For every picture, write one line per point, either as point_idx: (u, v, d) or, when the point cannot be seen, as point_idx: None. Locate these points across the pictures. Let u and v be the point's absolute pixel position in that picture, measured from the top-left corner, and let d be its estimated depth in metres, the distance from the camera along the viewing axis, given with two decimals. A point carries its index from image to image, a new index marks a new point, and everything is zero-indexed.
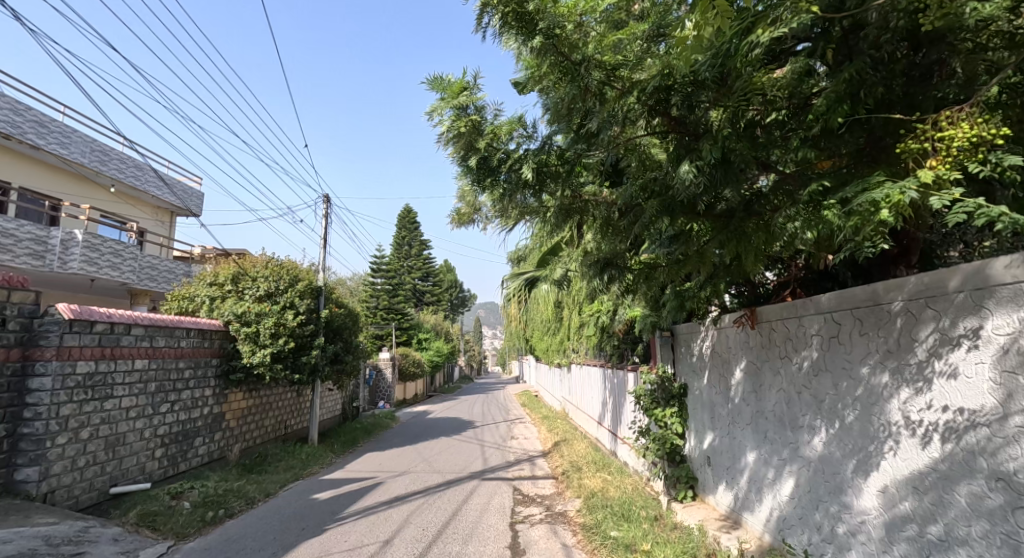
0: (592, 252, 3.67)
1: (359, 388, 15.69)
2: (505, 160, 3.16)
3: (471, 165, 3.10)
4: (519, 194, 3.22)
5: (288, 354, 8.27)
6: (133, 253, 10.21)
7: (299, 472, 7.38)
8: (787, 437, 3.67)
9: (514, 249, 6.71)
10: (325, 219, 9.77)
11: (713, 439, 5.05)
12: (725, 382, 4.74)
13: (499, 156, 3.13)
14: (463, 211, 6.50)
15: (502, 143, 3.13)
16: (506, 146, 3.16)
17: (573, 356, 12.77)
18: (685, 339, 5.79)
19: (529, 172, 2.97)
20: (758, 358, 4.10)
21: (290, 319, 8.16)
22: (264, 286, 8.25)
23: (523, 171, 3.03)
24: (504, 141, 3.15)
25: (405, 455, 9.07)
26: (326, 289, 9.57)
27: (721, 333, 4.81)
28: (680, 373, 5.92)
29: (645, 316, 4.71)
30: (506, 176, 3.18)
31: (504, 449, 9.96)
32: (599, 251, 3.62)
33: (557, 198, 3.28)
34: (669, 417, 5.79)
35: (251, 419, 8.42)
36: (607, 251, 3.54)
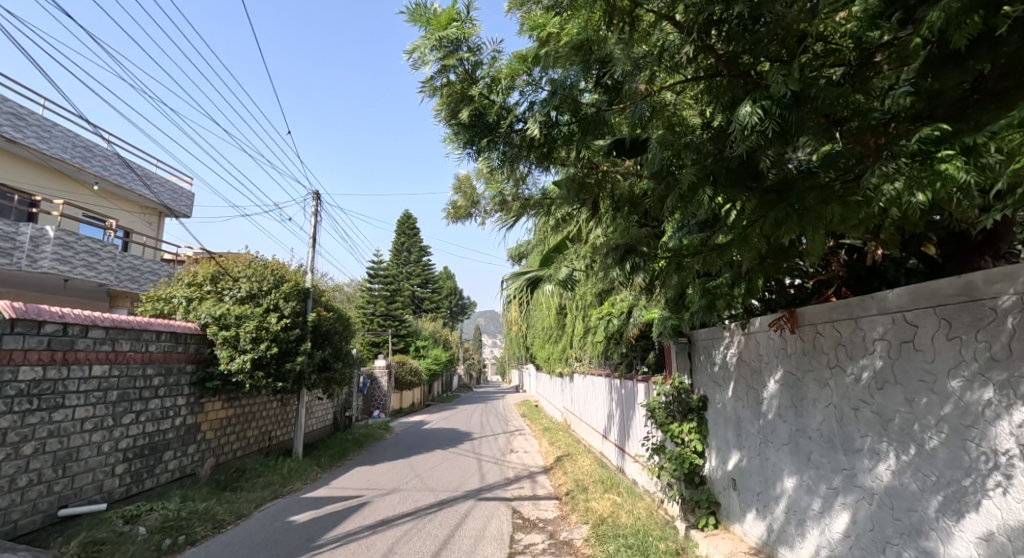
0: (608, 242, 3.11)
1: (354, 397, 15.11)
2: (505, 117, 2.63)
3: (464, 119, 2.58)
4: (523, 159, 2.68)
5: (271, 361, 7.68)
6: (112, 252, 9.67)
7: (279, 489, 6.76)
8: (838, 463, 3.08)
9: (515, 244, 6.04)
10: (315, 216, 9.22)
11: (740, 459, 4.46)
12: (756, 395, 4.15)
13: (498, 112, 2.60)
14: (459, 204, 5.95)
15: (503, 94, 2.59)
16: (506, 97, 2.61)
17: (576, 366, 12.17)
18: (705, 347, 5.22)
19: (535, 127, 2.38)
20: (799, 368, 3.52)
21: (274, 323, 7.60)
22: (246, 287, 7.69)
23: (529, 127, 2.43)
24: (503, 91, 2.60)
25: (396, 470, 8.44)
26: (314, 291, 9.00)
27: (750, 339, 4.23)
28: (699, 384, 5.34)
29: (664, 319, 4.14)
30: (507, 139, 2.64)
31: (503, 463, 9.35)
32: (618, 239, 3.05)
33: (571, 163, 2.76)
34: (686, 433, 5.21)
35: (230, 431, 7.82)
36: (628, 237, 2.97)
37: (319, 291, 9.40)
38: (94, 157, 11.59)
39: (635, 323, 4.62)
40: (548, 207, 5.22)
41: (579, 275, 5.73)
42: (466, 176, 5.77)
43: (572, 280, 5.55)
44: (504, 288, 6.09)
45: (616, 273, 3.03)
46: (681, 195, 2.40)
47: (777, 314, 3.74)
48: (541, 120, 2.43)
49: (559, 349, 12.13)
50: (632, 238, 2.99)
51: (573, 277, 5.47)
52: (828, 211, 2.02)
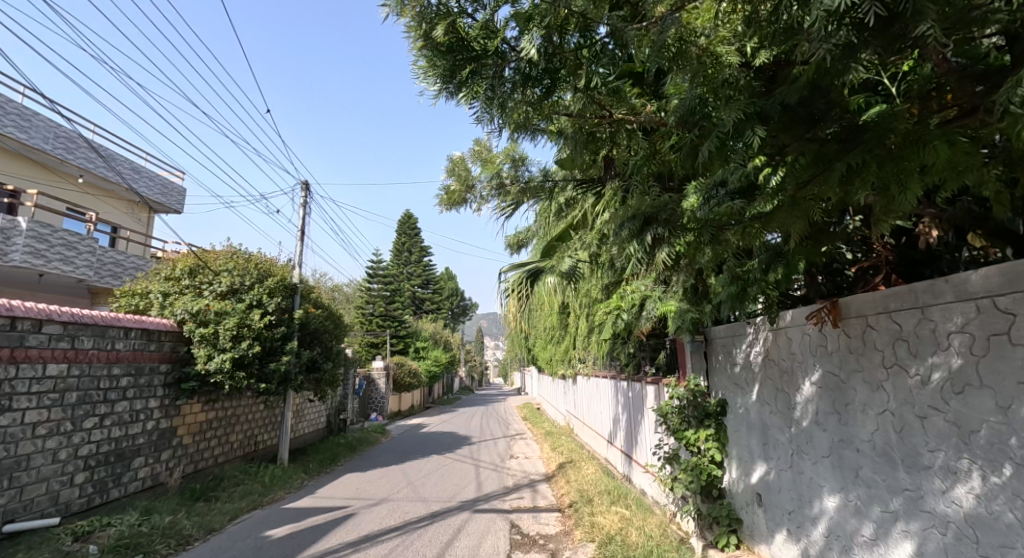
0: (620, 215, 2.60)
1: (349, 398, 14.62)
2: (492, 37, 2.13)
3: (438, 38, 2.07)
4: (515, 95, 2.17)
5: (253, 360, 7.18)
6: (91, 246, 9.20)
7: (259, 499, 6.25)
8: (897, 482, 2.57)
9: (513, 232, 5.52)
10: (304, 208, 8.73)
11: (766, 472, 3.95)
12: (786, 399, 3.64)
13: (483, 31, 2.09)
14: (452, 188, 5.42)
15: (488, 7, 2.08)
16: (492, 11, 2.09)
17: (579, 368, 11.69)
18: (725, 345, 4.71)
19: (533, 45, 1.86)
20: (844, 368, 3.00)
21: (256, 320, 7.09)
22: (228, 282, 7.19)
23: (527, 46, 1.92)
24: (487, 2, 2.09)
25: (388, 477, 7.95)
26: (302, 287, 8.52)
27: (781, 336, 3.72)
28: (718, 387, 4.84)
29: (683, 312, 3.63)
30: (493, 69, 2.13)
31: (503, 470, 8.83)
32: (634, 211, 2.54)
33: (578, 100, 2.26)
34: (703, 441, 4.69)
35: (210, 435, 7.33)
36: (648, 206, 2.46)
37: (308, 287, 8.91)
38: (77, 148, 11.14)
39: (648, 317, 4.10)
40: None
41: (585, 267, 5.22)
42: (461, 157, 5.25)
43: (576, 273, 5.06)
44: (504, 280, 5.55)
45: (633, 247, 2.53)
46: (720, 142, 1.90)
47: (814, 306, 3.23)
48: (541, 39, 1.97)
49: (562, 350, 11.66)
50: (652, 206, 2.50)
51: (577, 268, 4.95)
52: (925, 154, 1.50)
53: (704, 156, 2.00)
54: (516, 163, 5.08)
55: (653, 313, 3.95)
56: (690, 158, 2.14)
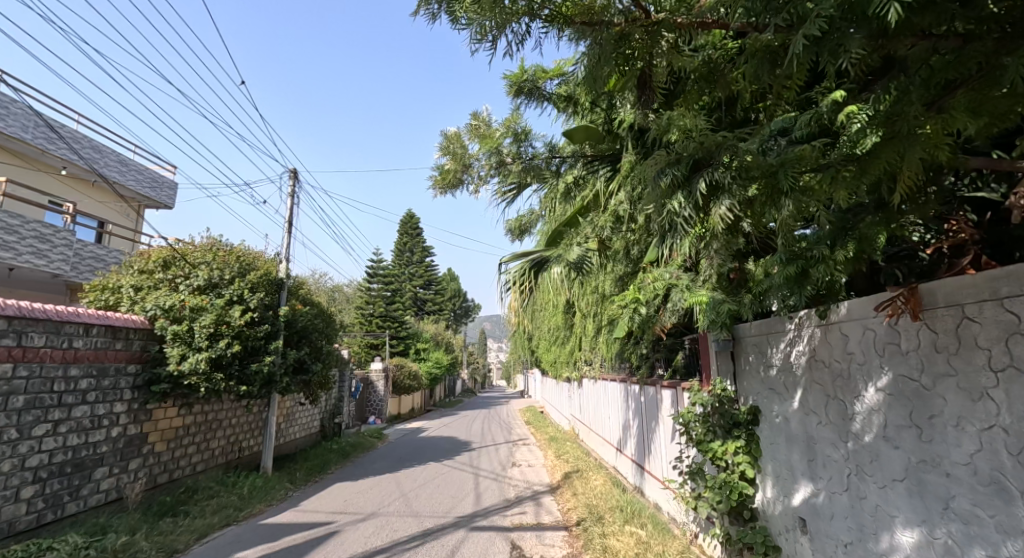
0: (662, 159, 1.99)
1: (345, 402, 14.05)
2: None
3: None
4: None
5: (233, 361, 6.62)
6: (67, 239, 8.68)
7: (234, 514, 5.66)
8: (1015, 521, 1.97)
9: (515, 217, 4.93)
10: (292, 198, 8.17)
11: (812, 494, 3.34)
12: (840, 409, 3.04)
13: None
14: (446, 168, 4.84)
15: None
16: None
17: (585, 370, 11.12)
18: (756, 346, 4.11)
19: None
20: (927, 370, 2.40)
21: (236, 317, 6.54)
22: (205, 275, 6.61)
23: None
24: None
25: (379, 488, 7.39)
26: (289, 282, 7.96)
27: (832, 331, 3.12)
28: (747, 392, 4.25)
29: (717, 303, 3.04)
30: None
31: (503, 480, 8.23)
32: (680, 153, 1.96)
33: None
34: (732, 454, 4.09)
35: (185, 442, 6.76)
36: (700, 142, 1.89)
37: (296, 282, 8.34)
38: (59, 138, 10.66)
39: (671, 310, 3.51)
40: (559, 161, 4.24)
41: (595, 256, 4.64)
42: (456, 132, 4.67)
43: (586, 263, 4.48)
44: (505, 272, 4.93)
45: (675, 199, 1.97)
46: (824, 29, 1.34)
47: (881, 296, 2.64)
48: None
49: (568, 350, 11.10)
50: (704, 147, 1.90)
51: (588, 256, 4.34)
52: None
53: (788, 58, 1.44)
54: (518, 138, 4.51)
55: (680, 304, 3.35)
56: (759, 67, 1.60)
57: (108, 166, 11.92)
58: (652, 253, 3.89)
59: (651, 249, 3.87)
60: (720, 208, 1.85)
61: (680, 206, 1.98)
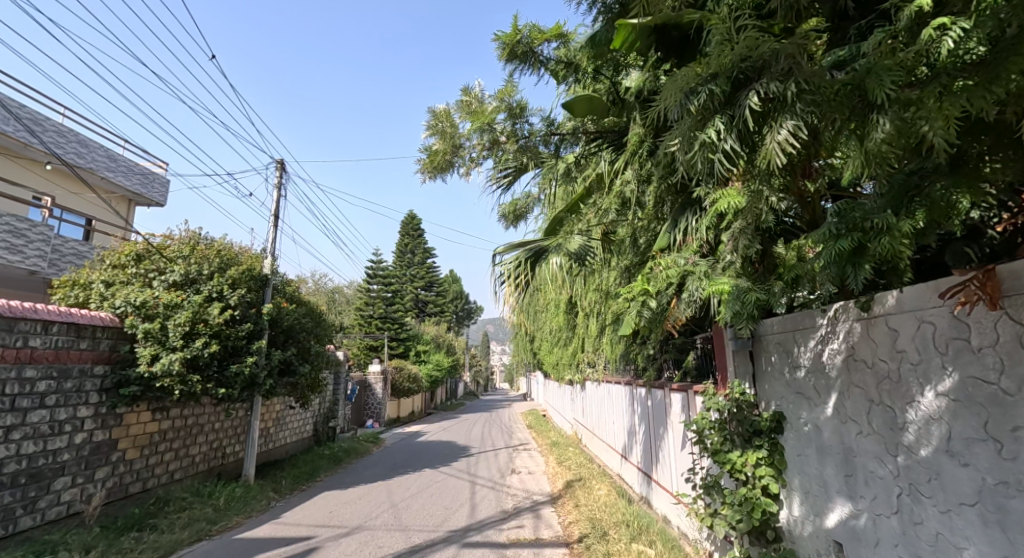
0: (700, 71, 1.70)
1: (340, 405, 13.62)
2: None
3: None
4: None
5: (211, 362, 6.21)
6: (44, 234, 8.28)
7: (207, 528, 5.23)
8: None
9: (510, 202, 4.49)
10: (278, 190, 7.74)
11: (850, 516, 2.88)
12: (887, 417, 2.59)
13: None
14: (435, 149, 4.41)
15: None
16: None
17: (588, 373, 10.66)
18: (780, 345, 3.67)
19: None
20: (1009, 369, 1.96)
21: (214, 314, 6.13)
22: (181, 270, 6.18)
23: None
24: None
25: (369, 498, 6.97)
26: (274, 279, 7.53)
27: (875, 325, 2.68)
28: (769, 396, 3.80)
29: (741, 292, 2.59)
30: None
31: (501, 488, 7.77)
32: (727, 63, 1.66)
33: None
34: (753, 466, 3.63)
35: (160, 448, 6.34)
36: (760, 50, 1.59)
37: (283, 279, 7.92)
38: (44, 131, 10.30)
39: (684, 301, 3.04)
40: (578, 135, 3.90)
41: (598, 245, 4.20)
42: (446, 109, 4.24)
43: (587, 253, 4.04)
44: (500, 264, 4.45)
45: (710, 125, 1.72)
46: None
47: (945, 280, 2.20)
48: None
49: (570, 352, 10.65)
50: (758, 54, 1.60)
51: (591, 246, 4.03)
52: None
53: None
54: (514, 115, 4.08)
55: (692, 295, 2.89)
56: None
57: (96, 161, 11.55)
58: (661, 240, 3.46)
59: (661, 235, 3.44)
60: (780, 130, 1.61)
61: (719, 134, 1.73)
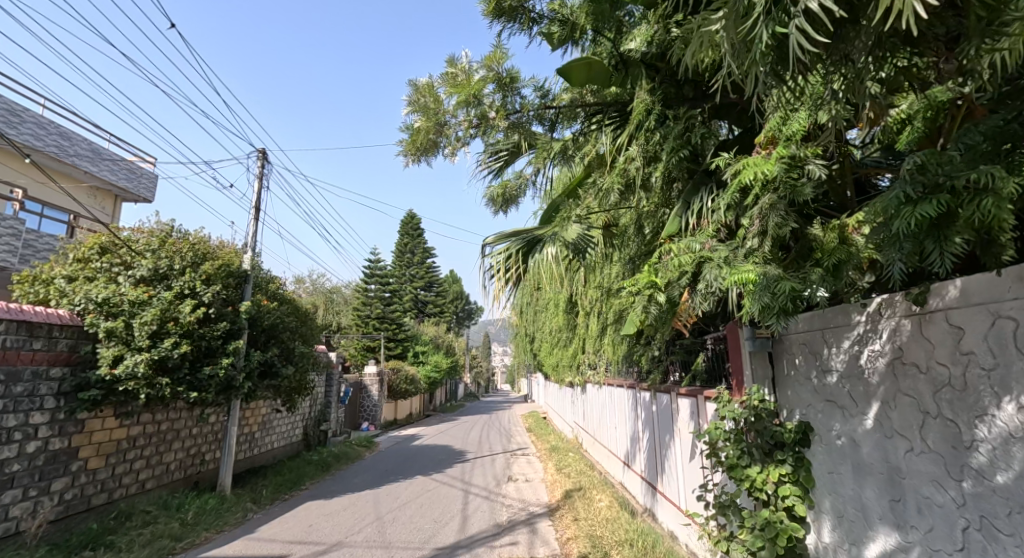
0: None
1: (333, 407, 13.18)
2: None
3: None
4: None
5: (182, 364, 5.78)
6: (14, 229, 7.84)
7: (172, 546, 4.79)
8: None
9: (499, 184, 4.05)
10: (260, 180, 7.29)
11: (897, 550, 2.43)
12: (949, 433, 2.14)
13: None
14: (417, 127, 3.96)
15: None
16: None
17: (588, 376, 10.21)
18: (805, 347, 3.21)
19: None
20: None
21: (185, 312, 5.69)
22: (150, 264, 5.75)
23: None
24: None
25: (354, 509, 6.54)
26: (255, 275, 7.09)
27: (930, 321, 2.23)
28: (793, 404, 3.35)
29: (769, 280, 2.13)
30: None
31: (495, 498, 7.31)
32: None
33: None
34: (773, 485, 3.17)
35: (128, 456, 5.89)
36: None
37: (265, 276, 7.49)
38: (22, 122, 9.87)
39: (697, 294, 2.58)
40: (579, 102, 3.48)
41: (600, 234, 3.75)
42: (428, 82, 3.78)
43: (586, 243, 3.60)
44: (488, 254, 3.95)
45: None
46: None
47: None
48: None
49: (570, 353, 10.20)
50: None
51: (591, 237, 3.71)
52: None
53: None
54: (505, 88, 3.64)
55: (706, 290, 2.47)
56: None
57: (79, 155, 11.13)
58: (670, 225, 3.02)
59: (670, 218, 3.01)
60: None
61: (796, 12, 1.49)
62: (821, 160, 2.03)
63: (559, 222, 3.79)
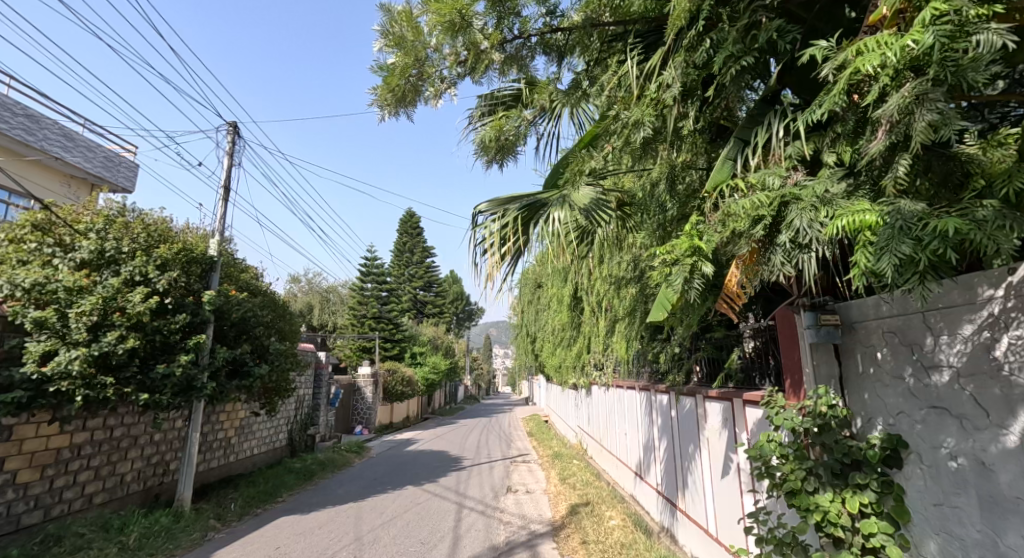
0: None
1: (321, 410, 12.39)
2: None
3: None
4: None
5: (132, 362, 5.03)
6: None
7: None
8: None
9: (493, 127, 3.24)
10: (230, 156, 6.52)
11: None
12: None
13: None
14: (395, 69, 3.17)
15: None
16: None
17: (594, 377, 9.44)
18: (894, 337, 2.44)
19: None
20: None
21: (134, 301, 4.91)
22: (92, 244, 4.99)
23: None
24: None
25: (331, 527, 5.76)
26: (223, 262, 6.35)
27: None
28: (874, 411, 2.57)
29: (908, 224, 1.38)
30: None
31: (492, 513, 6.53)
32: None
33: None
34: (849, 518, 2.39)
35: (70, 467, 5.13)
36: None
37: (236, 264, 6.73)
38: None
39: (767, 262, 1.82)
40: (596, 24, 2.72)
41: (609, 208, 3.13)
42: (406, 7, 2.97)
43: (597, 213, 2.99)
44: (481, 222, 3.18)
45: None
46: None
47: None
48: None
49: (574, 353, 9.44)
50: None
51: (605, 202, 3.17)
52: None
53: None
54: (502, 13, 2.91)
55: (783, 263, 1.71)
56: None
57: (49, 139, 10.40)
58: (716, 174, 2.24)
59: (718, 164, 2.25)
60: None
61: None
62: (1005, 24, 1.26)
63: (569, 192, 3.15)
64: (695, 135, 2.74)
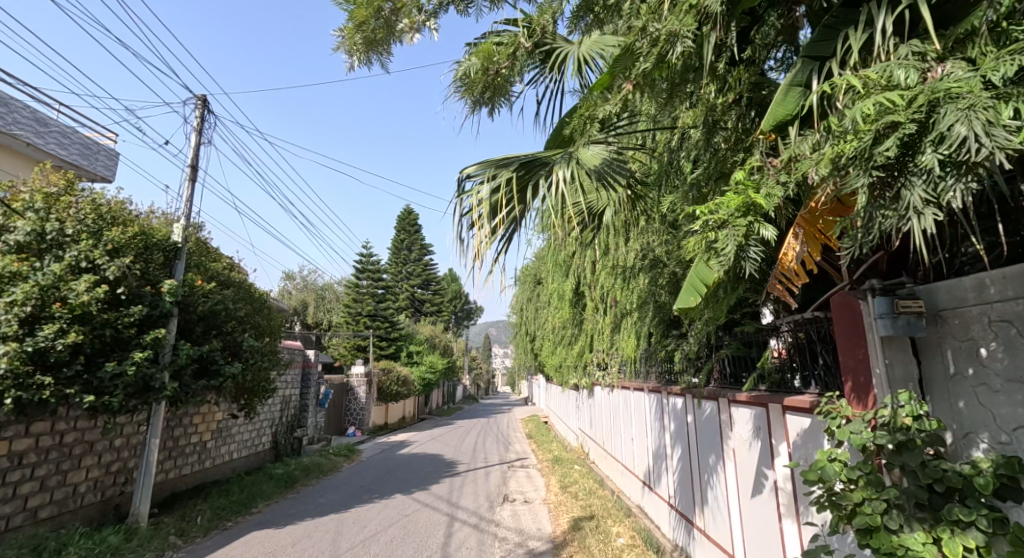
0: None
1: (310, 411, 11.78)
2: None
3: None
4: None
5: (75, 360, 4.42)
6: None
7: None
8: None
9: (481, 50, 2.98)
10: (200, 132, 5.93)
11: None
12: None
13: None
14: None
15: None
16: None
17: (598, 378, 8.83)
18: (1008, 326, 1.86)
19: None
20: None
21: (79, 289, 4.30)
22: (29, 225, 4.41)
23: None
24: None
25: (307, 544, 5.15)
26: (188, 250, 5.74)
27: None
28: (975, 424, 1.97)
29: None
30: None
31: (486, 527, 5.93)
32: None
33: None
34: None
35: (7, 479, 4.53)
36: None
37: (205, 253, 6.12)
38: None
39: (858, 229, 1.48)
40: None
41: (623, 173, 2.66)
42: None
43: (608, 174, 2.56)
44: (468, 187, 2.56)
45: None
46: None
47: None
48: None
49: (576, 352, 8.85)
50: None
51: (620, 163, 2.68)
52: None
53: None
54: None
55: (906, 221, 1.34)
56: None
57: (21, 123, 9.77)
58: (778, 106, 1.77)
59: (783, 91, 1.77)
60: None
61: None
62: None
63: (571, 152, 2.63)
64: (740, 70, 2.17)
